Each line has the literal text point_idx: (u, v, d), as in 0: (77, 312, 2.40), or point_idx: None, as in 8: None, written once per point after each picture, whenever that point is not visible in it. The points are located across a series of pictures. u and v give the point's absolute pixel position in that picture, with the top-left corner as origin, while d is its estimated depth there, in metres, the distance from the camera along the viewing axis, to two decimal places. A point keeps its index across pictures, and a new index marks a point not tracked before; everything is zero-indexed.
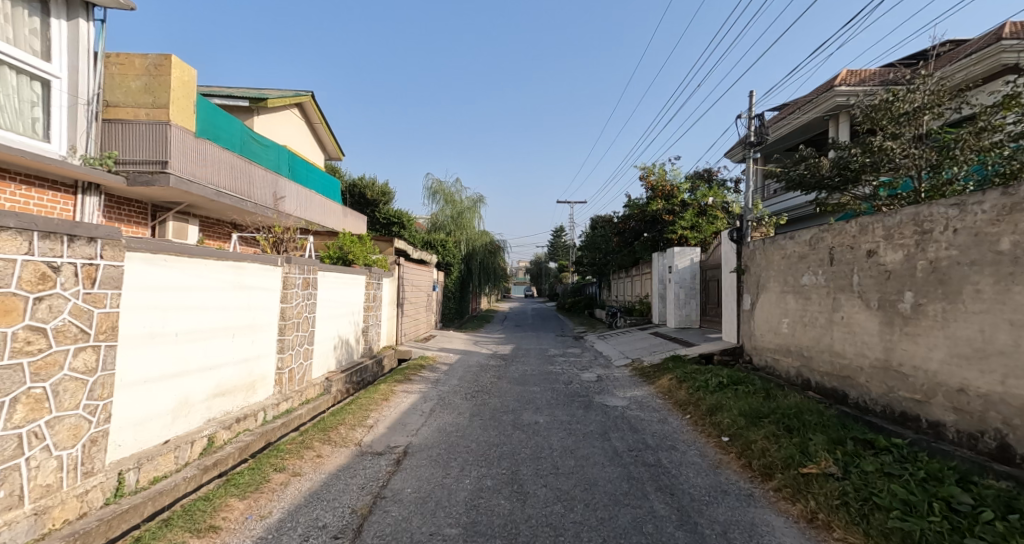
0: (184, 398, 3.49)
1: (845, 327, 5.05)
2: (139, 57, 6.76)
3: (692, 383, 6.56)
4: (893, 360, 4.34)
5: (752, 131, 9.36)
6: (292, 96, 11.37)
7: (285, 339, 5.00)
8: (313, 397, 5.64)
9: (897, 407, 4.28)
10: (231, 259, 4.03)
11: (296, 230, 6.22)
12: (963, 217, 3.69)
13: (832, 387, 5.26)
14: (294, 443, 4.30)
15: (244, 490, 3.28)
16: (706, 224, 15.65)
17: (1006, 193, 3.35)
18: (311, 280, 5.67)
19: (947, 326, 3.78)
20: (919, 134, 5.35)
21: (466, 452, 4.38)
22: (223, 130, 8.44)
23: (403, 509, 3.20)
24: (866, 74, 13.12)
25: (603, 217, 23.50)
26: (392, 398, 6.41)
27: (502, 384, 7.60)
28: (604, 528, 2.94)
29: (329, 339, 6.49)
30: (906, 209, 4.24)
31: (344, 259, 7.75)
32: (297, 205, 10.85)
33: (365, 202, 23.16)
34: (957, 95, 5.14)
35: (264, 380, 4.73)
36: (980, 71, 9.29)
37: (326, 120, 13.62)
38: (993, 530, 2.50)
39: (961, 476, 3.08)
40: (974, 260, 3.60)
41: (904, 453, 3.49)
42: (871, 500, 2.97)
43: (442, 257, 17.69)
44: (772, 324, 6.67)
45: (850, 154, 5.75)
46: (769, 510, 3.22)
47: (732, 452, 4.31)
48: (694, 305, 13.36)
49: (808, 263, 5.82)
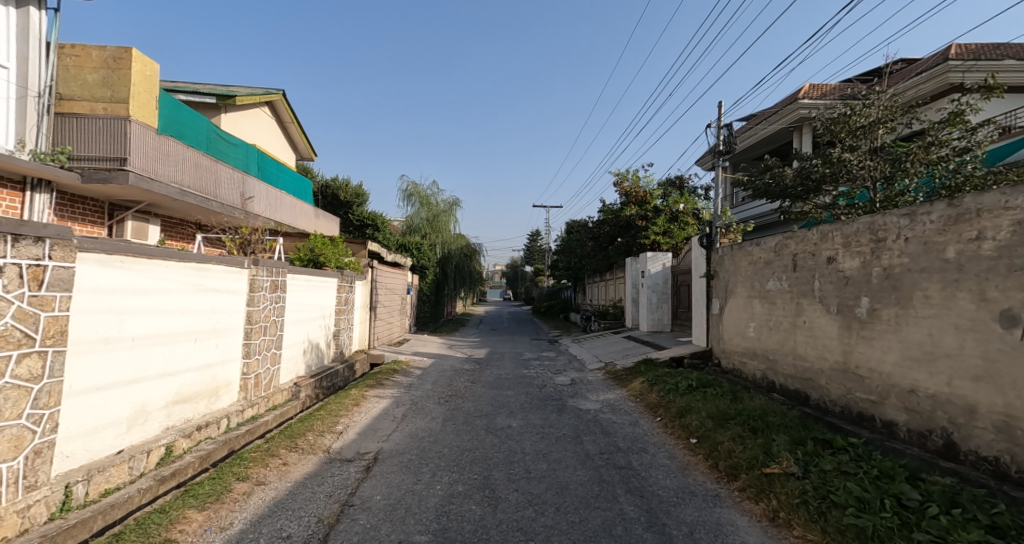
0: (142, 406, 3.35)
1: (808, 331, 5.23)
2: (96, 49, 6.45)
3: (662, 386, 6.68)
4: (851, 362, 4.53)
5: (720, 140, 9.61)
6: (262, 94, 11.08)
7: (251, 344, 4.86)
8: (281, 403, 5.48)
9: (854, 408, 4.46)
10: (195, 262, 3.90)
11: (264, 231, 6.05)
12: (914, 227, 3.89)
13: (795, 389, 5.45)
14: (259, 451, 4.17)
15: (204, 500, 3.17)
16: (678, 230, 16.10)
17: (951, 204, 3.56)
18: (279, 283, 5.52)
19: (900, 330, 3.97)
20: (875, 147, 5.62)
21: (438, 458, 4.32)
22: (187, 126, 8.17)
23: (372, 517, 3.14)
24: (829, 89, 13.69)
25: (578, 222, 23.80)
26: (363, 403, 6.30)
27: (476, 388, 7.56)
28: (574, 531, 2.96)
29: (298, 343, 6.34)
30: (863, 218, 4.44)
31: (315, 261, 7.63)
32: (266, 205, 10.57)
33: (338, 204, 22.93)
34: (908, 111, 5.46)
35: (228, 385, 4.57)
36: (929, 88, 9.85)
37: (297, 119, 13.35)
38: (938, 524, 2.62)
39: (911, 473, 3.23)
40: (924, 267, 3.78)
41: (860, 452, 3.64)
42: (829, 498, 3.08)
43: (417, 260, 17.48)
44: (740, 328, 6.86)
45: (811, 165, 5.97)
46: (733, 510, 3.31)
47: (700, 453, 4.41)
48: (665, 309, 13.63)
49: (773, 269, 6.02)
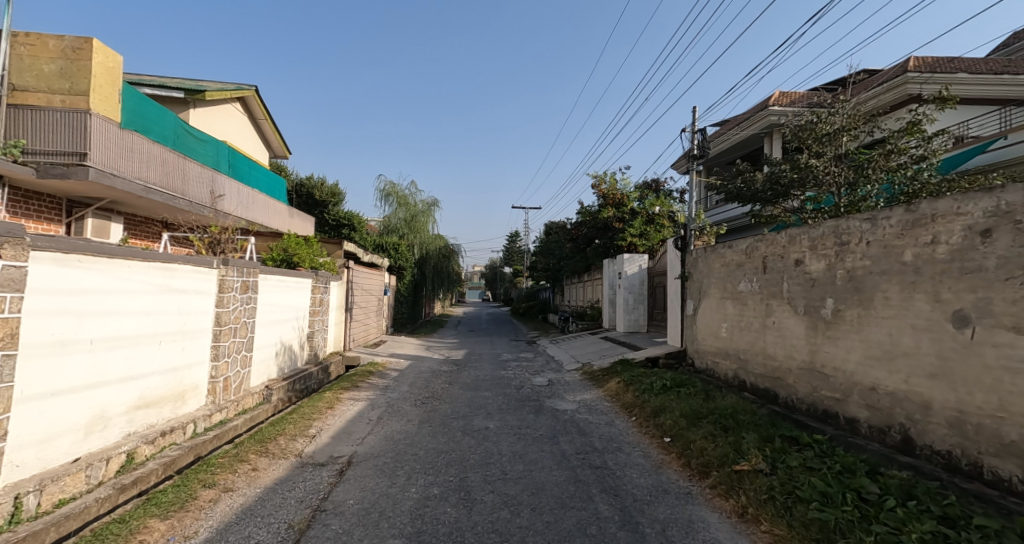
0: (101, 411, 3.21)
1: (777, 331, 5.38)
2: (53, 38, 6.15)
3: (637, 386, 6.78)
4: (817, 362, 4.68)
5: (695, 144, 9.81)
6: (233, 89, 10.79)
7: (220, 347, 4.72)
8: (251, 407, 5.34)
9: (820, 405, 4.62)
10: (161, 261, 3.77)
11: (235, 230, 5.88)
12: (875, 231, 4.05)
13: (765, 388, 5.60)
14: (226, 457, 4.04)
15: (167, 509, 3.05)
16: (654, 232, 16.34)
17: (909, 210, 3.72)
18: (250, 283, 5.38)
19: (862, 330, 4.12)
20: (839, 154, 5.84)
21: (413, 460, 4.29)
22: (153, 121, 7.91)
23: (345, 522, 3.09)
24: (797, 96, 14.14)
25: (556, 224, 23.93)
26: (337, 406, 6.19)
27: (454, 390, 7.52)
28: (549, 531, 2.97)
29: (271, 345, 6.19)
30: (828, 222, 4.61)
31: (288, 261, 7.47)
32: (238, 204, 10.27)
33: (313, 203, 22.53)
34: (870, 120, 5.71)
35: (195, 389, 4.42)
36: (889, 98, 10.28)
37: (271, 116, 13.04)
38: (895, 516, 2.73)
39: (871, 468, 3.36)
40: (883, 269, 3.94)
41: (824, 448, 3.77)
42: (795, 493, 3.18)
43: (394, 261, 17.27)
44: (713, 328, 7.01)
45: (780, 171, 6.16)
46: (705, 507, 3.37)
47: (673, 452, 4.49)
48: (641, 310, 13.83)
49: (745, 271, 6.18)
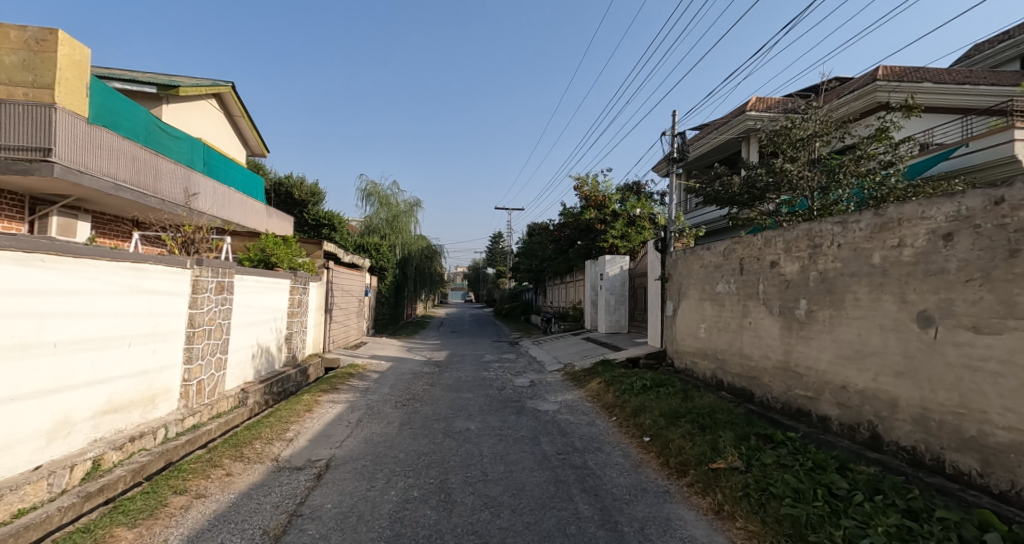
0: (65, 416, 3.10)
1: (753, 332, 5.50)
2: (15, 28, 5.89)
3: (618, 387, 6.84)
4: (791, 361, 4.80)
5: (674, 147, 9.96)
6: (209, 85, 10.54)
7: (193, 349, 4.60)
8: (226, 410, 5.21)
9: (794, 404, 4.74)
10: (131, 261, 3.66)
11: (210, 229, 5.74)
12: (846, 234, 4.17)
13: (741, 387, 5.72)
14: (199, 462, 3.94)
15: (135, 517, 2.96)
16: (635, 234, 16.52)
17: (877, 213, 3.84)
18: (226, 284, 5.25)
19: (834, 330, 4.24)
20: (812, 159, 6.00)
21: (393, 463, 4.24)
22: (123, 116, 7.68)
23: (322, 526, 3.04)
24: (774, 102, 14.49)
25: (539, 225, 24.00)
26: (316, 409, 6.09)
27: (435, 391, 7.47)
28: (530, 532, 2.98)
29: (247, 347, 6.05)
30: (802, 225, 4.73)
31: (265, 261, 7.31)
32: (213, 202, 10.02)
33: (292, 203, 22.16)
34: (841, 126, 5.89)
35: (167, 393, 4.29)
36: (860, 106, 10.61)
37: (248, 113, 12.78)
38: (863, 510, 2.82)
39: (841, 464, 3.45)
40: (853, 271, 4.06)
41: (797, 445, 3.87)
42: (768, 490, 3.25)
43: (375, 261, 17.09)
44: (691, 329, 7.13)
45: (756, 174, 6.30)
46: (682, 505, 3.42)
47: (652, 451, 4.54)
48: (622, 311, 13.97)
49: (722, 272, 6.29)
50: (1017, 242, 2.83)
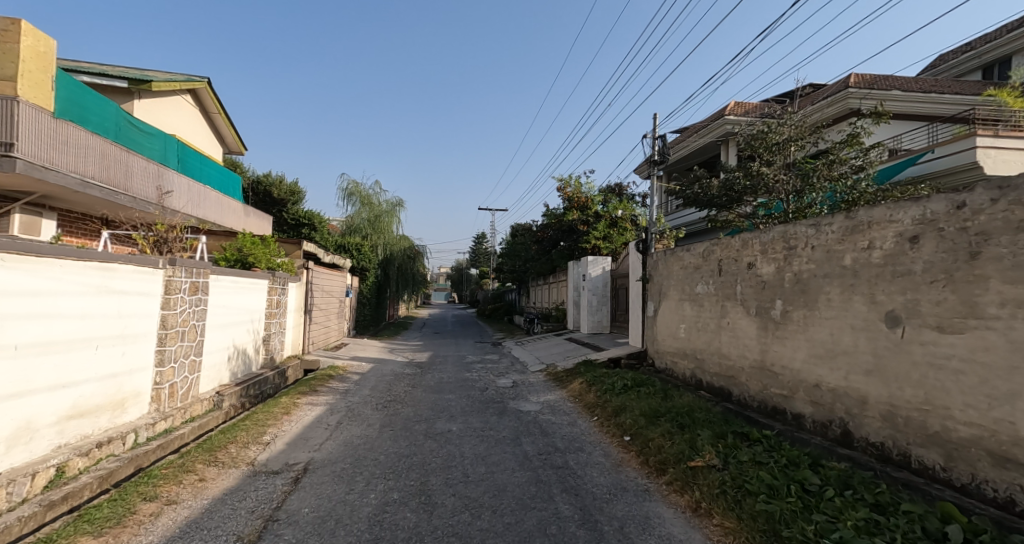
0: (27, 422, 2.98)
1: (731, 332, 5.60)
2: None
3: (600, 386, 6.89)
4: (768, 360, 4.90)
5: (656, 150, 10.08)
6: (183, 81, 10.28)
7: (165, 351, 4.46)
8: (200, 414, 5.08)
9: (769, 402, 4.84)
10: (99, 260, 3.54)
11: (183, 228, 5.58)
12: (819, 236, 4.28)
13: (719, 386, 5.82)
14: (170, 467, 3.82)
15: (101, 526, 2.86)
16: (617, 235, 16.67)
17: (849, 216, 3.95)
18: (200, 285, 5.12)
19: (808, 330, 4.35)
20: (788, 162, 6.16)
21: (373, 466, 4.19)
22: (91, 111, 7.43)
23: (299, 531, 2.98)
24: (752, 107, 14.79)
25: (522, 225, 24.03)
26: (294, 411, 5.98)
27: (417, 393, 7.40)
28: (510, 532, 2.97)
29: (222, 349, 5.91)
30: (778, 228, 4.83)
31: (243, 262, 7.15)
32: (188, 200, 9.76)
33: (271, 202, 21.73)
34: (815, 131, 6.05)
35: (137, 397, 4.15)
36: (832, 112, 10.91)
37: (224, 110, 12.48)
38: (834, 505, 2.90)
39: (813, 460, 3.54)
40: (826, 272, 4.17)
41: (772, 443, 3.95)
42: (744, 487, 3.32)
43: (357, 262, 16.87)
44: (672, 329, 7.22)
45: (734, 177, 6.42)
46: (661, 503, 3.46)
47: (632, 450, 4.58)
48: (605, 312, 14.08)
49: (701, 274, 6.40)
50: (978, 245, 2.94)
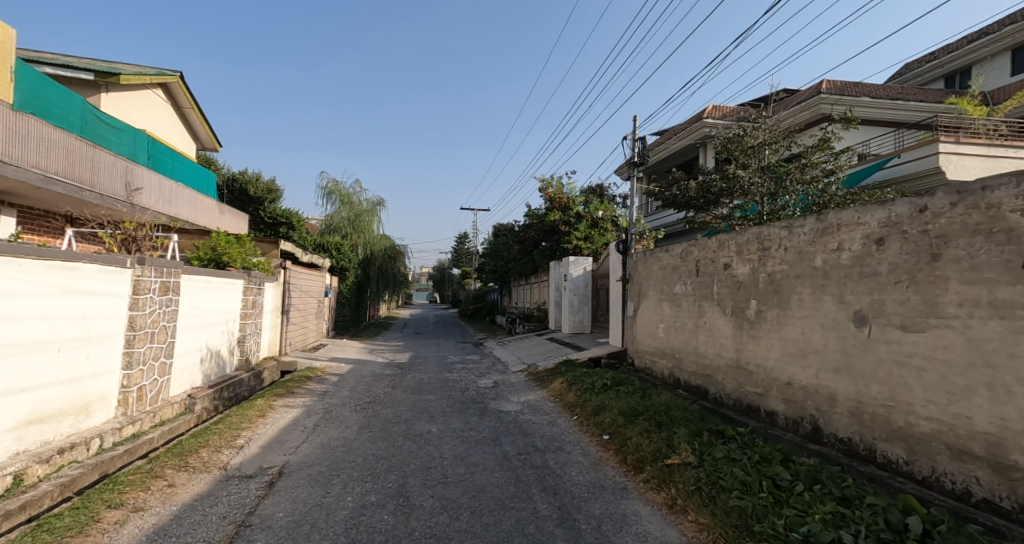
0: None
1: (707, 331, 5.71)
2: None
3: (580, 386, 6.94)
4: (743, 359, 5.00)
5: (636, 152, 10.18)
6: (154, 74, 9.96)
7: (133, 353, 4.32)
8: (170, 418, 4.93)
9: (744, 400, 4.94)
10: (61, 259, 3.40)
11: (153, 226, 5.41)
12: (792, 238, 4.39)
13: (697, 384, 5.92)
14: (138, 473, 3.69)
15: (62, 535, 2.76)
16: (598, 235, 16.81)
17: (819, 219, 4.05)
18: (171, 285, 4.97)
19: (781, 329, 4.45)
20: (762, 166, 6.31)
21: (350, 468, 4.13)
22: (54, 104, 7.15)
23: (271, 536, 2.92)
24: (729, 110, 15.10)
25: (504, 226, 24.05)
26: (270, 414, 5.86)
27: (397, 394, 7.33)
28: (489, 533, 2.97)
29: (194, 351, 5.75)
30: (753, 229, 4.94)
31: (216, 261, 6.95)
32: (159, 198, 9.47)
33: (247, 200, 21.22)
34: (788, 135, 6.22)
35: (103, 400, 4.00)
36: (805, 117, 11.20)
37: (198, 105, 12.14)
38: (803, 499, 2.97)
39: (785, 456, 3.63)
40: (799, 273, 4.28)
41: (745, 440, 4.03)
42: (719, 483, 3.38)
43: (336, 261, 16.61)
44: (651, 328, 7.32)
45: (711, 180, 6.54)
46: (638, 500, 3.50)
47: (611, 449, 4.62)
48: (585, 311, 14.19)
49: (679, 274, 6.50)
50: (938, 247, 3.06)
